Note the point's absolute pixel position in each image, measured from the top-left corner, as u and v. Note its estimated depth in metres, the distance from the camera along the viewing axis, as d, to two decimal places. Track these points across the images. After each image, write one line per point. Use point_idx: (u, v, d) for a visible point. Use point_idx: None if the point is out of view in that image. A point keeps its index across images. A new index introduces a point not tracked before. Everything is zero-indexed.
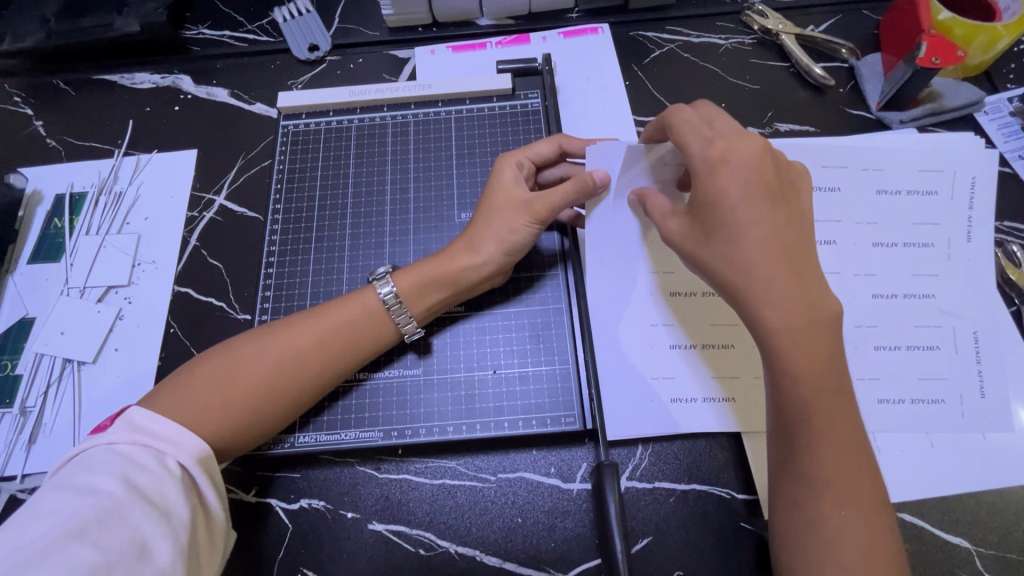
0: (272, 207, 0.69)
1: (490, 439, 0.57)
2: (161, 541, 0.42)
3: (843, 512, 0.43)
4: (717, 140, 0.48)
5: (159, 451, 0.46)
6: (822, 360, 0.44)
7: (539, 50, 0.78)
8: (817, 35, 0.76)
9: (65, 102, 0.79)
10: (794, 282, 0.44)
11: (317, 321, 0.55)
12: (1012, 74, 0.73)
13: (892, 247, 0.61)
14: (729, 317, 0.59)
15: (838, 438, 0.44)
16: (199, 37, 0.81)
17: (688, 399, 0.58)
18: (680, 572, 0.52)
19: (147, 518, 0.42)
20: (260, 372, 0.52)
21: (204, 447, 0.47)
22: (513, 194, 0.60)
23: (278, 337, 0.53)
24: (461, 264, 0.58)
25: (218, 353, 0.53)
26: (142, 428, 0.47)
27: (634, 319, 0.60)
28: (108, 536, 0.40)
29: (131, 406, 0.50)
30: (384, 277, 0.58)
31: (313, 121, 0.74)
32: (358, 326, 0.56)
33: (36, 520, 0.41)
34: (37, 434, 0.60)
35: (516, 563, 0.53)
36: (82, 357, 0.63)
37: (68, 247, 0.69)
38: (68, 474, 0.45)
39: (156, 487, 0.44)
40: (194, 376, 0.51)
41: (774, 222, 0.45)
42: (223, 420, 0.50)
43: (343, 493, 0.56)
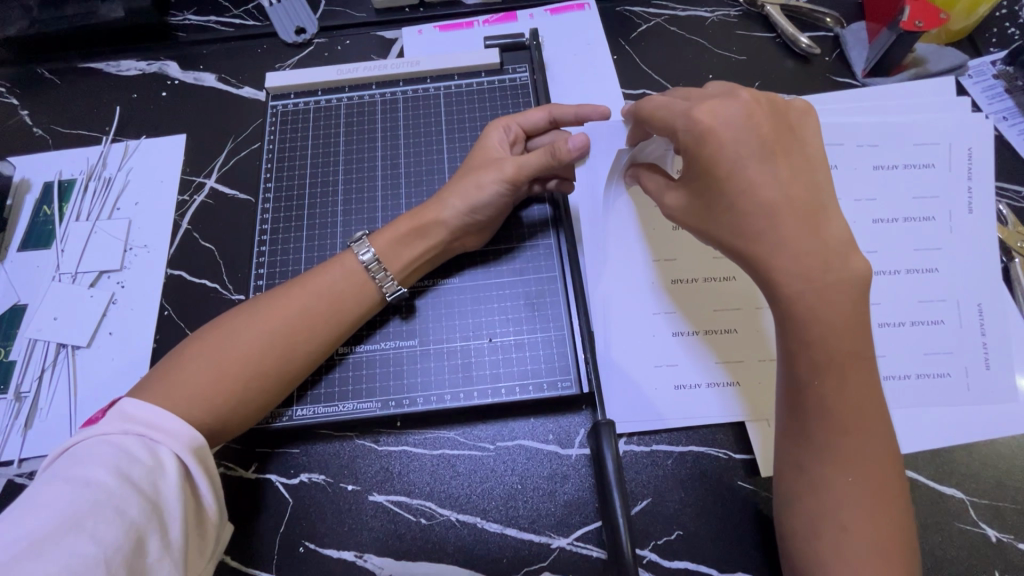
0: (264, 185, 0.69)
1: (486, 407, 0.58)
2: (154, 534, 0.42)
3: (842, 467, 0.44)
4: (699, 107, 0.46)
5: (152, 441, 0.46)
6: (837, 317, 0.44)
7: (526, 27, 0.78)
8: (802, 5, 0.76)
9: (51, 90, 0.78)
10: (805, 240, 0.44)
11: (300, 289, 0.55)
12: (995, 38, 0.74)
13: (892, 223, 0.61)
14: (731, 302, 0.59)
15: (850, 392, 0.44)
16: (185, 24, 0.81)
17: (692, 386, 0.57)
18: (681, 532, 0.53)
19: (142, 510, 0.42)
20: (251, 344, 0.52)
21: (198, 437, 0.47)
22: (491, 156, 0.62)
23: (263, 308, 0.54)
24: (431, 217, 0.59)
25: (205, 334, 0.53)
26: (133, 418, 0.47)
27: (634, 309, 0.59)
28: (103, 528, 0.40)
29: (122, 397, 0.49)
30: (362, 240, 0.59)
31: (302, 101, 0.73)
32: (347, 293, 0.56)
33: (31, 511, 0.40)
34: (33, 419, 0.60)
35: (518, 529, 0.53)
36: (76, 342, 0.63)
37: (59, 233, 0.69)
38: (61, 465, 0.44)
39: (151, 479, 0.43)
40: (184, 359, 0.51)
41: (782, 180, 0.44)
42: (219, 395, 0.50)
43: (343, 466, 0.56)
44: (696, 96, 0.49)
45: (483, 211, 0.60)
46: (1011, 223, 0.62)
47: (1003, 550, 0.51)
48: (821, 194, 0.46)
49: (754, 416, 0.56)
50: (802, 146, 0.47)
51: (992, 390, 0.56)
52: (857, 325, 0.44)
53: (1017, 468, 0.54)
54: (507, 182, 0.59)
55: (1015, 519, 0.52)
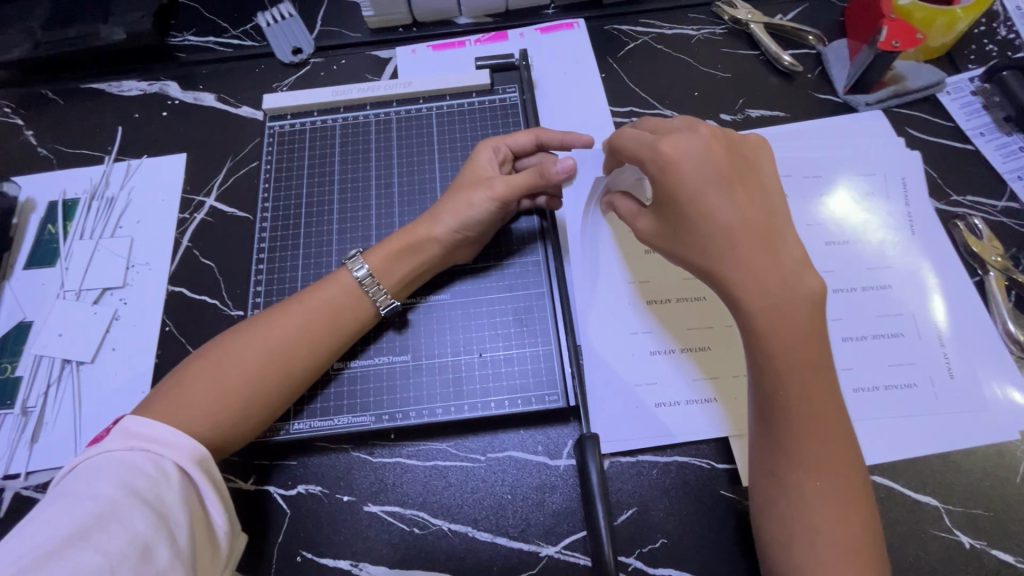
0: (261, 205, 0.71)
1: (477, 419, 0.60)
2: (162, 543, 0.43)
3: (818, 480, 0.45)
4: (665, 139, 0.48)
5: (155, 454, 0.48)
6: (793, 337, 0.46)
7: (516, 46, 0.81)
8: (785, 24, 0.78)
9: (55, 111, 0.80)
10: (764, 261, 0.46)
11: (298, 307, 0.57)
12: (973, 55, 0.76)
13: (843, 244, 0.64)
14: (706, 321, 0.61)
15: (817, 404, 0.46)
16: (185, 44, 0.83)
17: (674, 403, 0.59)
18: (665, 540, 0.54)
19: (148, 520, 0.43)
20: (248, 363, 0.53)
21: (199, 448, 0.49)
22: (481, 175, 0.64)
23: (263, 326, 0.56)
24: (425, 235, 0.61)
25: (207, 352, 0.55)
26: (137, 434, 0.49)
27: (615, 327, 0.61)
28: (111, 539, 0.41)
29: (127, 414, 0.51)
30: (357, 257, 0.61)
31: (299, 122, 0.76)
32: (341, 311, 0.58)
33: (40, 527, 0.42)
34: (39, 433, 0.62)
35: (507, 538, 0.55)
36: (81, 357, 0.65)
37: (64, 251, 0.71)
38: (68, 483, 0.46)
39: (156, 491, 0.45)
40: (186, 377, 0.53)
41: (738, 204, 0.47)
42: (221, 412, 0.52)
43: (338, 477, 0.58)
44: (658, 130, 0.52)
45: (473, 228, 0.62)
46: (985, 238, 0.64)
47: (977, 557, 0.53)
48: (777, 218, 0.48)
49: (734, 429, 0.57)
50: (757, 173, 0.50)
51: (965, 402, 0.57)
52: (815, 340, 0.46)
53: (991, 476, 0.56)
54: (496, 200, 0.61)
55: (989, 526, 0.54)
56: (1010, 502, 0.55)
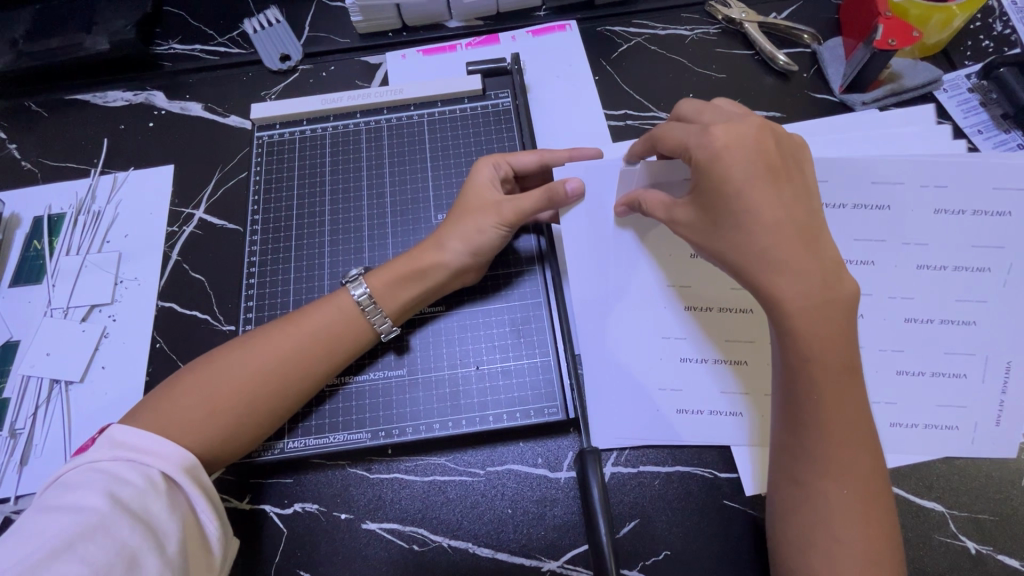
0: (251, 218, 0.70)
1: (475, 434, 0.59)
2: (149, 551, 0.43)
3: (844, 490, 0.45)
4: (716, 126, 0.48)
5: (142, 464, 0.47)
6: (835, 341, 0.45)
7: (508, 50, 0.79)
8: (779, 22, 0.77)
9: (38, 123, 0.79)
10: (808, 263, 0.45)
11: (296, 325, 0.56)
12: (969, 51, 0.75)
13: (940, 271, 0.55)
14: (749, 334, 0.57)
15: (851, 409, 0.45)
16: (171, 53, 0.81)
17: (694, 411, 0.57)
18: (669, 552, 0.54)
19: (134, 529, 0.43)
20: (241, 378, 0.52)
21: (188, 456, 0.49)
22: (486, 196, 0.62)
23: (258, 343, 0.55)
24: (430, 261, 0.60)
25: (200, 365, 0.54)
26: (123, 445, 0.48)
27: (645, 332, 0.57)
28: (94, 548, 0.41)
29: (112, 425, 0.50)
30: (357, 279, 0.60)
31: (288, 131, 0.74)
32: (338, 327, 0.57)
33: (23, 539, 0.41)
34: (28, 455, 0.61)
35: (508, 553, 0.54)
36: (69, 377, 0.64)
37: (50, 268, 0.70)
38: (53, 494, 0.45)
39: (142, 499, 0.45)
40: (178, 391, 0.52)
41: (783, 201, 0.46)
42: (209, 430, 0.50)
43: (335, 495, 0.57)
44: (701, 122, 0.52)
45: (484, 253, 0.61)
46: None
47: (983, 562, 0.52)
48: (818, 218, 0.47)
49: (759, 443, 0.56)
50: (801, 171, 0.49)
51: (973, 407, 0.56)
52: (850, 344, 0.45)
53: (996, 480, 0.55)
54: (504, 225, 0.60)
55: (995, 532, 0.53)
56: (1015, 507, 0.54)
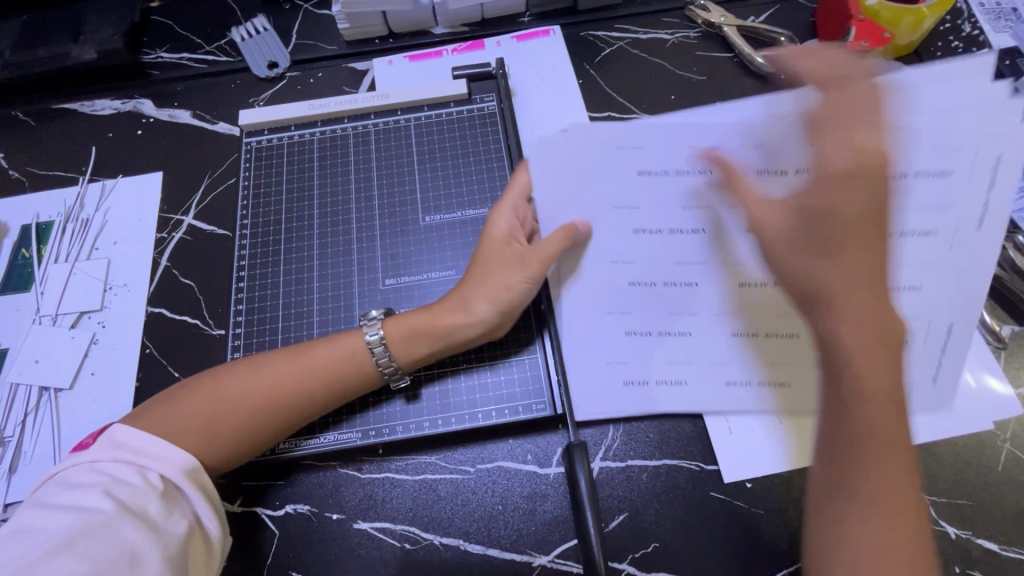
0: (240, 222, 0.70)
1: (464, 431, 0.59)
2: (149, 550, 0.44)
3: (891, 529, 0.42)
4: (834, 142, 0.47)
5: (144, 466, 0.48)
6: (875, 370, 0.44)
7: (493, 55, 0.81)
8: (757, 25, 0.79)
9: (25, 132, 0.79)
10: (870, 289, 0.45)
11: (304, 358, 0.56)
12: (940, 52, 0.77)
13: None
14: (688, 306, 0.54)
15: (886, 442, 0.43)
16: (158, 61, 0.82)
17: (642, 382, 0.56)
18: (657, 544, 0.55)
19: (135, 529, 0.44)
20: (243, 403, 0.53)
21: (191, 460, 0.50)
22: (505, 251, 0.59)
23: (265, 371, 0.55)
24: (450, 322, 0.58)
25: (206, 380, 0.54)
26: (124, 446, 0.50)
27: (582, 302, 0.56)
28: (97, 548, 0.43)
29: (115, 424, 0.52)
30: (374, 323, 0.59)
31: (276, 137, 0.75)
32: (344, 363, 0.56)
33: (29, 538, 0.43)
34: (17, 463, 0.61)
35: (499, 549, 0.55)
36: (59, 384, 0.64)
37: (38, 276, 0.70)
38: (58, 493, 0.47)
39: (142, 500, 0.46)
40: (183, 406, 0.53)
41: (865, 226, 0.46)
42: (210, 450, 0.51)
43: (326, 495, 0.57)
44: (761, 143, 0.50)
45: (511, 308, 0.58)
46: None
47: (962, 547, 0.54)
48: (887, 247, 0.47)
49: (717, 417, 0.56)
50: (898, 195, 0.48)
51: None
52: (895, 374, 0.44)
53: (973, 466, 0.56)
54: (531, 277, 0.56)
55: (973, 517, 0.55)
56: (992, 491, 0.56)
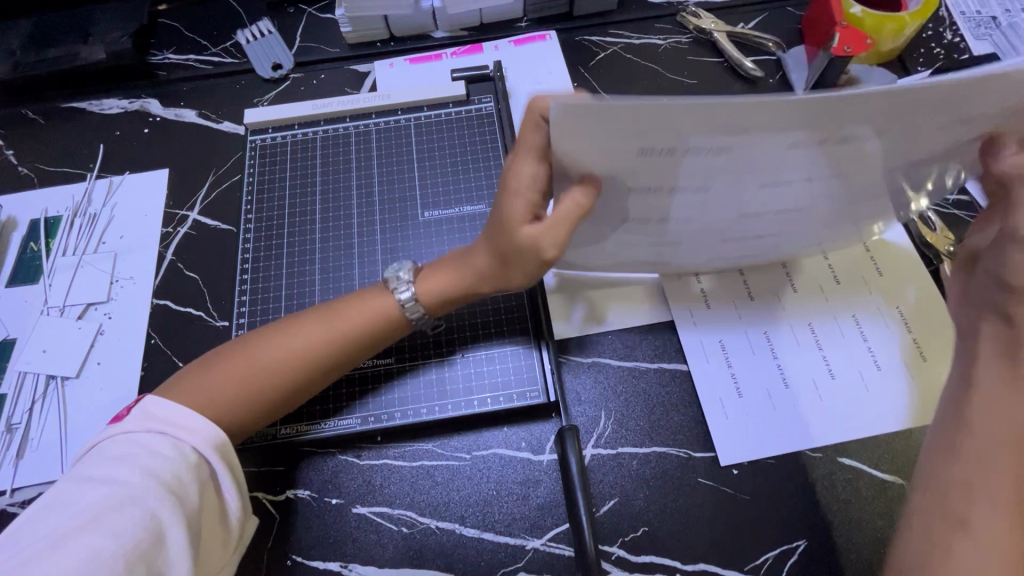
0: (245, 217, 0.72)
1: (460, 418, 0.61)
2: (174, 526, 0.46)
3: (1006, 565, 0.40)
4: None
5: (174, 437, 0.50)
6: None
7: (491, 58, 0.83)
8: (746, 32, 0.82)
9: (34, 130, 0.81)
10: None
11: (334, 321, 0.57)
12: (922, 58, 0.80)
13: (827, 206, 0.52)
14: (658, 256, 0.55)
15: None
16: (165, 62, 0.84)
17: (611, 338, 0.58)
18: (647, 528, 0.56)
19: (162, 503, 0.46)
20: (278, 359, 0.55)
21: (219, 433, 0.51)
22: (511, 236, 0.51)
23: (296, 334, 0.56)
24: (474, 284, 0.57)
25: (238, 347, 0.56)
26: (156, 416, 0.51)
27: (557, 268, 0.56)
28: (124, 523, 0.44)
29: (147, 394, 0.53)
30: (402, 279, 0.58)
31: (280, 135, 0.77)
32: (373, 325, 0.57)
33: (61, 509, 0.45)
34: (24, 449, 0.62)
35: (494, 532, 0.56)
36: (65, 373, 0.65)
37: (46, 268, 0.71)
38: (89, 463, 0.48)
39: (172, 473, 0.48)
40: (216, 370, 0.54)
41: None
42: (245, 407, 0.54)
43: (326, 481, 0.59)
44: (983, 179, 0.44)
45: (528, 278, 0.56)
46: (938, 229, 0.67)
47: None
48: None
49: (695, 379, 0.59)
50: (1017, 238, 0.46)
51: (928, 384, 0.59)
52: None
53: None
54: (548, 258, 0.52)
55: None
56: None
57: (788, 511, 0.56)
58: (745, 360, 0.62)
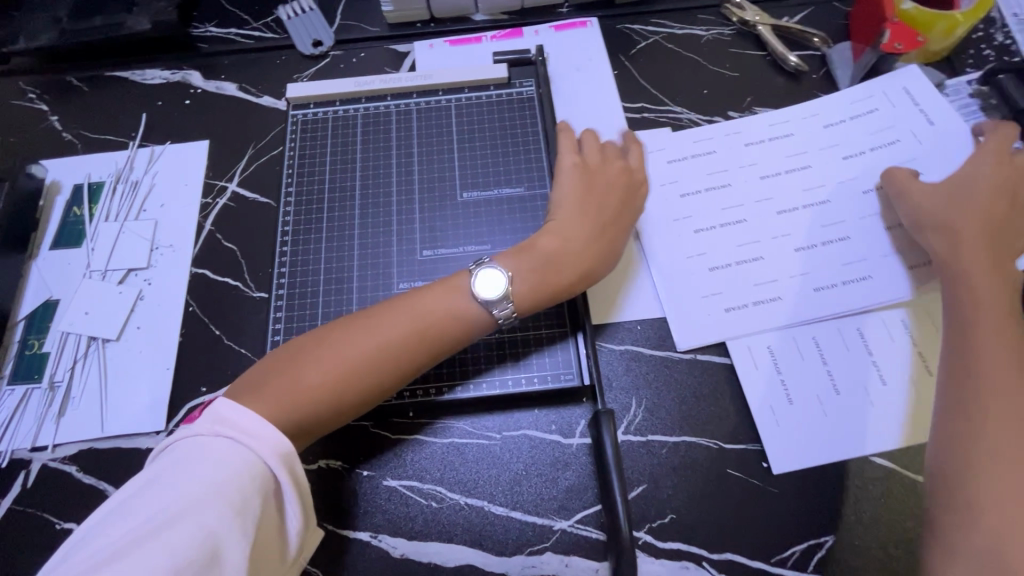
0: (284, 190, 0.73)
1: (493, 398, 0.62)
2: (232, 542, 0.42)
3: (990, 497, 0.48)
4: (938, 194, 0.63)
5: (243, 445, 0.46)
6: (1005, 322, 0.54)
7: (531, 43, 0.83)
8: (791, 26, 0.81)
9: (78, 97, 0.82)
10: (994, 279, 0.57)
11: (414, 313, 0.57)
12: (972, 59, 0.79)
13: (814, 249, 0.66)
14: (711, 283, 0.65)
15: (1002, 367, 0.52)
16: (207, 35, 0.85)
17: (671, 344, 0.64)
18: (674, 515, 0.57)
19: (220, 518, 0.42)
20: (361, 354, 0.54)
21: (283, 442, 0.47)
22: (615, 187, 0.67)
23: (376, 330, 0.55)
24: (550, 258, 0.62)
25: (316, 346, 0.55)
26: (225, 420, 0.48)
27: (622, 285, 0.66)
28: (181, 539, 0.41)
29: (218, 398, 0.50)
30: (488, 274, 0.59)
31: (321, 111, 0.78)
32: (454, 316, 0.57)
33: (123, 520, 0.42)
34: (66, 407, 0.64)
35: (522, 512, 0.57)
36: (106, 335, 0.67)
37: (89, 233, 0.73)
38: (162, 461, 0.46)
39: (236, 485, 0.44)
40: (297, 369, 0.53)
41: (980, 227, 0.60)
42: (327, 404, 0.53)
43: (358, 452, 0.60)
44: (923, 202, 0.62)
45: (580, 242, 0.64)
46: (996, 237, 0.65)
47: None
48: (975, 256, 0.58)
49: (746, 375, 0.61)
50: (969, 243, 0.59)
51: None
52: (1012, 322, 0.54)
53: None
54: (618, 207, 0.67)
55: None
56: None
57: (816, 507, 0.56)
58: (784, 354, 0.62)
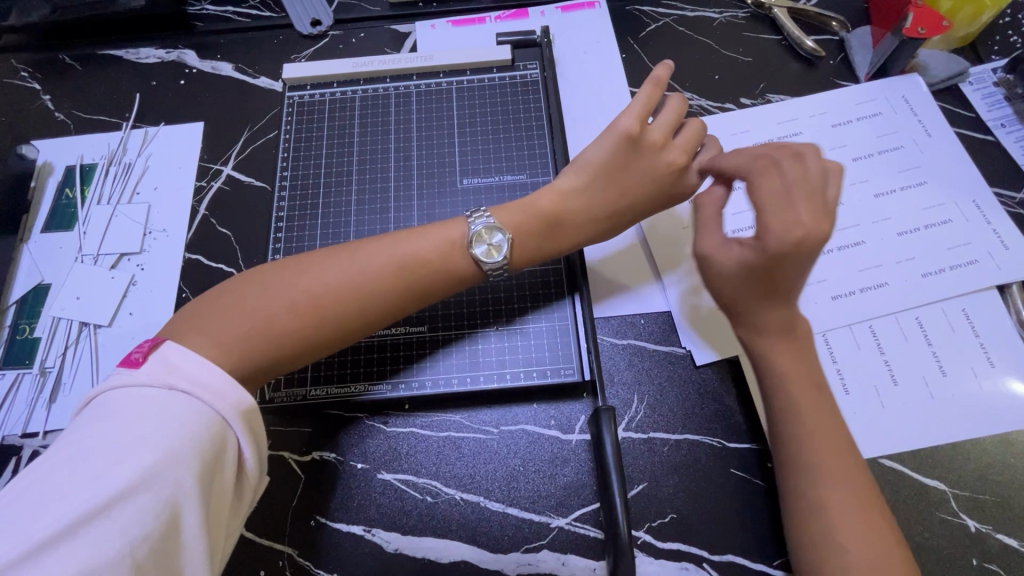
0: (279, 174, 0.71)
1: (491, 391, 0.60)
2: (190, 507, 0.39)
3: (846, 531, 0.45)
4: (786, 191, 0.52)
5: (198, 400, 0.42)
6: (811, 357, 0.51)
7: (537, 24, 0.80)
8: (808, 9, 0.78)
9: (71, 76, 0.80)
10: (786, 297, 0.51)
11: (391, 248, 0.53)
12: (998, 45, 0.75)
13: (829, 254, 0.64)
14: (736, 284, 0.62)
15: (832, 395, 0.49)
16: (203, 13, 0.82)
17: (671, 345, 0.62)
18: (674, 515, 0.55)
19: (176, 481, 0.39)
20: (331, 285, 0.50)
21: (249, 399, 0.44)
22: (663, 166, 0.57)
23: (346, 262, 0.51)
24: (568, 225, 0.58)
25: (276, 274, 0.51)
26: (177, 369, 0.43)
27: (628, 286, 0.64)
28: (132, 510, 0.37)
29: (165, 342, 0.45)
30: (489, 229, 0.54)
31: (318, 92, 0.75)
32: (440, 258, 0.53)
33: (50, 498, 0.36)
34: (57, 393, 0.63)
35: (518, 508, 0.56)
36: (98, 320, 0.66)
37: (81, 216, 0.71)
38: (87, 425, 0.41)
39: (192, 444, 0.40)
40: (253, 301, 0.48)
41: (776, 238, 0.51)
42: (293, 339, 0.48)
43: (353, 445, 0.59)
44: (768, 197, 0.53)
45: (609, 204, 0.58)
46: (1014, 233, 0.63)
47: (981, 541, 0.53)
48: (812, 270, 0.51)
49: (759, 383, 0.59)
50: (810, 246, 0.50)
51: (975, 390, 0.57)
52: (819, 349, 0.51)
53: (1002, 464, 0.56)
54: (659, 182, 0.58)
55: (996, 514, 0.54)
56: (1017, 488, 0.55)
57: None
58: None
